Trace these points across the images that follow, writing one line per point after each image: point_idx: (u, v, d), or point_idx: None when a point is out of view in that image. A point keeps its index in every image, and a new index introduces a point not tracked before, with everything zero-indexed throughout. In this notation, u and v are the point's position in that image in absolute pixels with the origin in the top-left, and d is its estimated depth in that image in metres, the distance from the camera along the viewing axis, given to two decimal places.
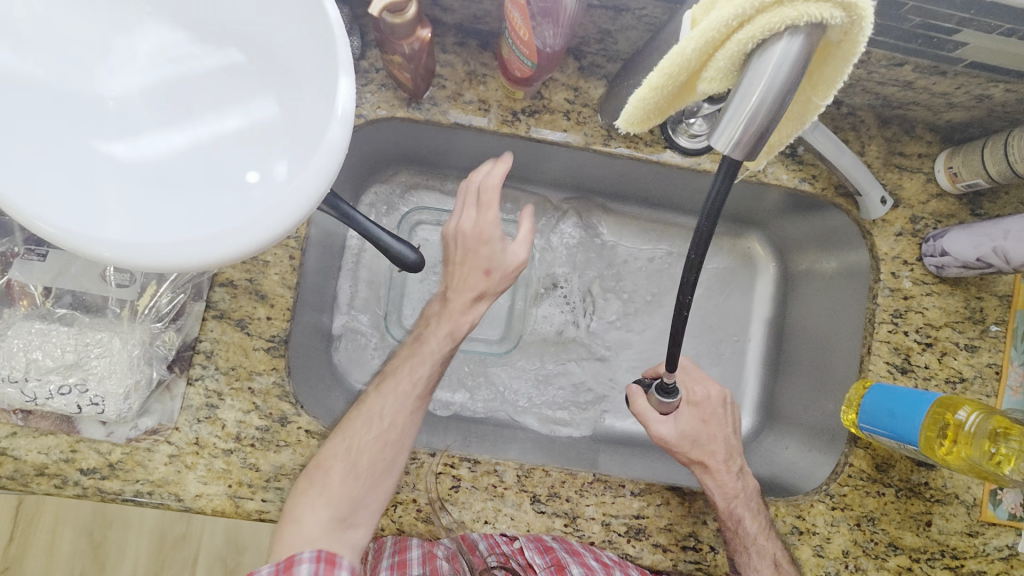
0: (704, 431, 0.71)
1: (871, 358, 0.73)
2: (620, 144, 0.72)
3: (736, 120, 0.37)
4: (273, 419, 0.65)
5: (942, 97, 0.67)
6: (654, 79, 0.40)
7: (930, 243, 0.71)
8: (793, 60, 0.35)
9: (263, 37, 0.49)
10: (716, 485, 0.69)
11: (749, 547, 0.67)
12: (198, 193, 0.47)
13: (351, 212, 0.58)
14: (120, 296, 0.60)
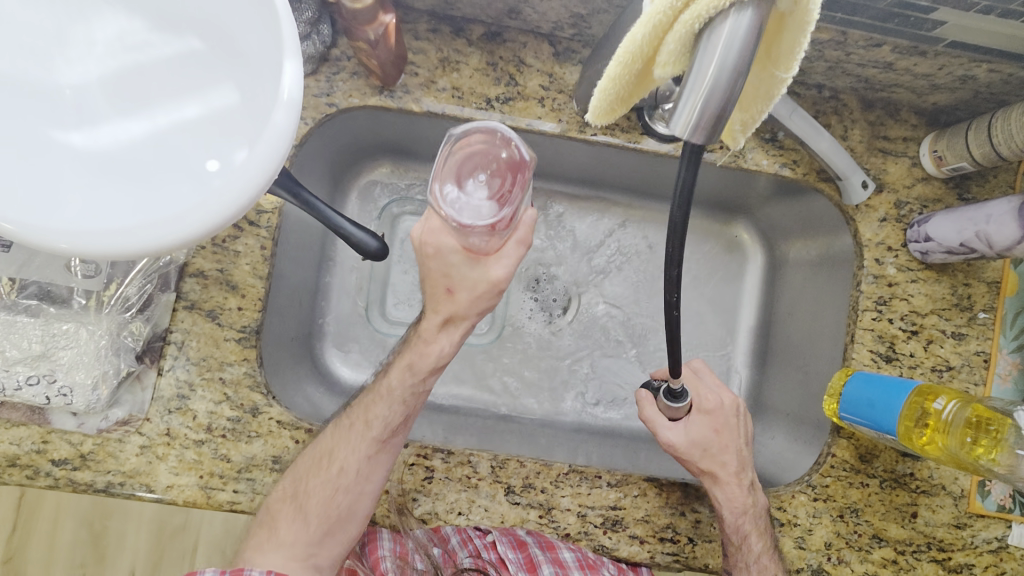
0: (716, 441, 0.68)
1: (854, 346, 0.72)
2: (596, 131, 0.70)
3: (695, 102, 0.35)
4: (245, 410, 0.65)
5: (925, 78, 0.65)
6: (609, 67, 0.40)
7: (915, 229, 0.69)
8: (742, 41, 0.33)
9: (222, 25, 0.51)
10: (726, 498, 0.66)
11: (750, 564, 0.65)
12: (153, 179, 0.48)
13: (311, 200, 0.57)
14: (86, 287, 0.59)
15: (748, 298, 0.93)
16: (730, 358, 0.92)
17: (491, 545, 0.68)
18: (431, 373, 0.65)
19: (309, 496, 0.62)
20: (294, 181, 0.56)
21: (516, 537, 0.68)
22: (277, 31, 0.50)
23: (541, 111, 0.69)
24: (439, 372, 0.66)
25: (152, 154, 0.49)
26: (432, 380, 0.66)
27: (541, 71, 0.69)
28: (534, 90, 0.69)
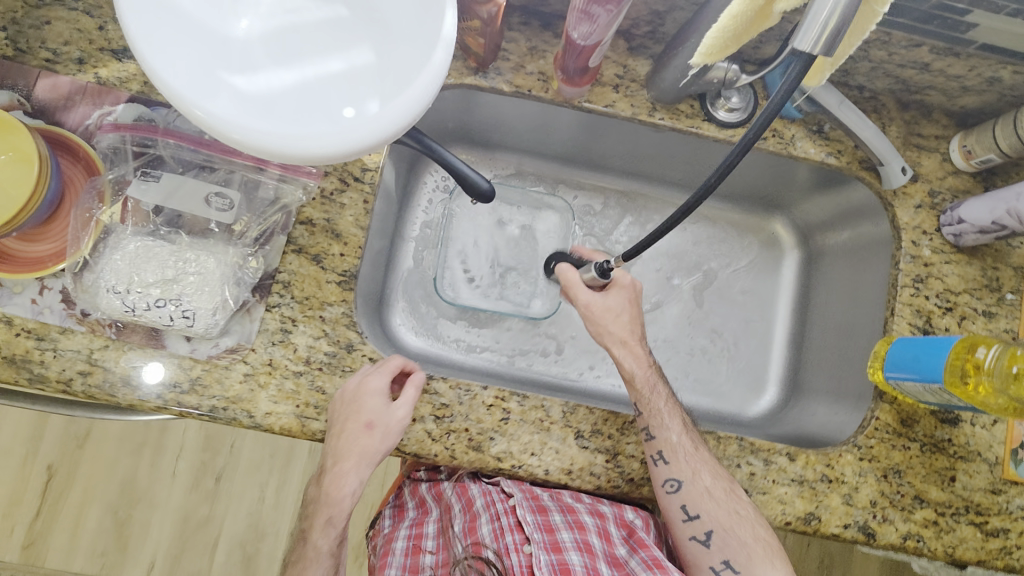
0: (628, 310, 0.80)
1: (894, 319, 0.78)
2: (662, 116, 0.78)
3: (816, 24, 0.43)
4: (341, 346, 0.71)
5: (956, 80, 0.75)
6: (735, 9, 0.49)
7: (948, 214, 0.77)
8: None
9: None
10: (627, 354, 0.78)
11: (659, 410, 0.74)
12: (311, 106, 0.57)
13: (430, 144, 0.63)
14: (220, 219, 0.69)
15: (784, 292, 1.01)
16: (770, 344, 0.99)
17: (514, 508, 0.77)
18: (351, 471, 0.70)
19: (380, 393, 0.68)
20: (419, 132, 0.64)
21: (537, 503, 0.77)
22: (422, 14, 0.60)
23: (615, 96, 0.78)
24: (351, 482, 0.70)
25: (311, 86, 0.58)
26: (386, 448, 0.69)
27: (616, 62, 0.78)
28: (610, 78, 0.78)
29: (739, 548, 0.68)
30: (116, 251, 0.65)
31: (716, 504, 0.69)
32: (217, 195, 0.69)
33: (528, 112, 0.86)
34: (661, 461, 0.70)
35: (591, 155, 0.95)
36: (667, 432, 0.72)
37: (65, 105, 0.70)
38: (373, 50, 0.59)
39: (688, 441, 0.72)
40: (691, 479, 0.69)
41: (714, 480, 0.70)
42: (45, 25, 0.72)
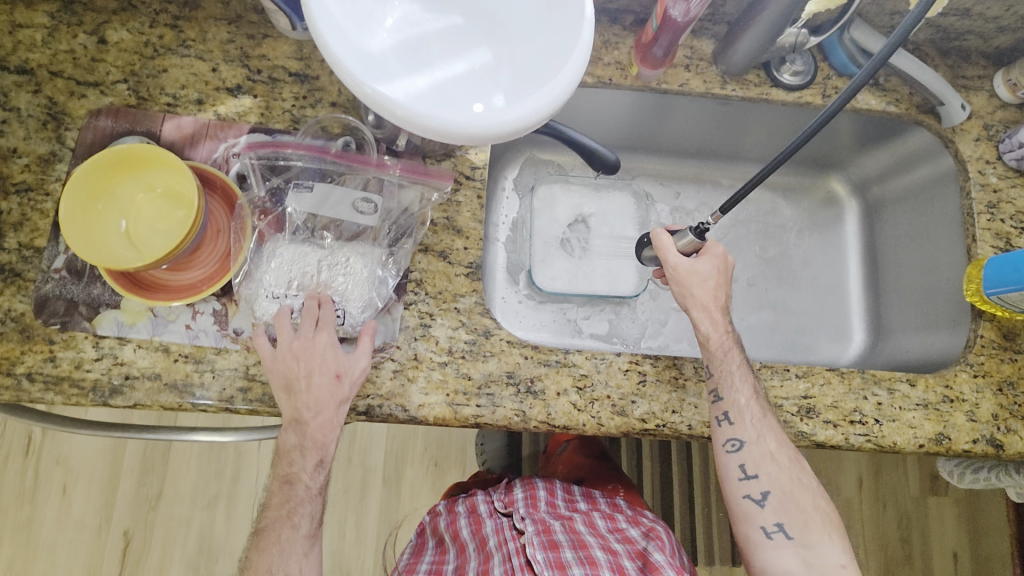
0: (715, 278, 0.77)
1: (977, 244, 0.83)
2: (734, 87, 0.84)
3: None
4: (479, 333, 0.74)
5: (994, 21, 0.82)
6: None
7: (1007, 141, 0.84)
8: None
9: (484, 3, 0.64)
10: (705, 318, 0.76)
11: (731, 372, 0.74)
12: (461, 91, 0.62)
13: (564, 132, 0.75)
14: (362, 221, 0.73)
15: (850, 246, 1.06)
16: (847, 294, 1.04)
17: (524, 548, 0.88)
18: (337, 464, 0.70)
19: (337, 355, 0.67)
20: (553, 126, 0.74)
21: (549, 540, 0.89)
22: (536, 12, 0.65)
23: (688, 75, 0.84)
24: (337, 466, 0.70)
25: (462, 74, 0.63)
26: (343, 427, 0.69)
27: (683, 45, 0.85)
28: (680, 60, 0.84)
29: (797, 512, 0.72)
30: (277, 251, 0.71)
31: (778, 467, 0.72)
32: (362, 199, 0.72)
33: (604, 109, 0.92)
34: (726, 421, 0.72)
35: (656, 138, 1.01)
36: (736, 393, 0.73)
37: (191, 142, 0.74)
38: (493, 49, 0.64)
39: (756, 405, 0.73)
40: (754, 443, 0.72)
41: (778, 446, 0.72)
42: (162, 73, 0.76)
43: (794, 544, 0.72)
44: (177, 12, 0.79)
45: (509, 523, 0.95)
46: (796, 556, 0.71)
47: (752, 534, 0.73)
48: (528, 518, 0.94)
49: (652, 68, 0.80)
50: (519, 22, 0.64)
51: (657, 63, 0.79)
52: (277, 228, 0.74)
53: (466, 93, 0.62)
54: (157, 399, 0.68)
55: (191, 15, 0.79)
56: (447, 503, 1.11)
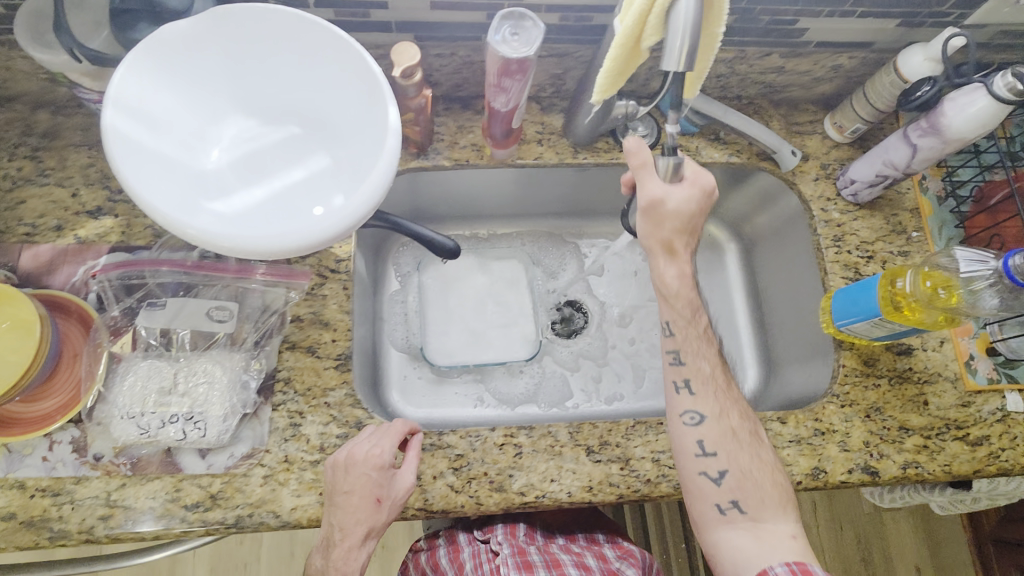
0: (687, 203, 0.74)
1: (828, 277, 0.88)
2: (585, 155, 0.89)
3: (675, 48, 0.60)
4: (351, 426, 0.74)
5: (809, 74, 0.89)
6: (613, 53, 0.65)
7: (842, 179, 0.89)
8: (690, 25, 0.58)
9: (321, 114, 0.67)
10: (673, 266, 0.77)
11: (694, 339, 0.78)
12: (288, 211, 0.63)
13: (398, 221, 0.74)
14: (220, 330, 0.73)
15: (734, 284, 1.11)
16: (736, 328, 1.08)
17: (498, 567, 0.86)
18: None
19: (378, 453, 0.69)
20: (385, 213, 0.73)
21: (524, 560, 0.87)
22: (364, 117, 0.65)
23: (541, 149, 0.89)
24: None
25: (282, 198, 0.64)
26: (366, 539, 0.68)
27: (534, 122, 0.90)
28: (533, 135, 0.89)
29: (753, 489, 0.72)
30: (128, 373, 0.70)
31: (736, 444, 0.73)
32: (215, 307, 0.73)
33: (474, 181, 0.98)
34: (687, 392, 0.76)
35: (531, 204, 1.06)
36: (699, 361, 0.77)
37: (48, 269, 0.75)
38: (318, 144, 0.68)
39: (721, 380, 0.77)
40: (715, 418, 0.74)
41: (739, 420, 0.75)
42: (19, 204, 0.78)
43: (747, 518, 0.71)
44: (36, 143, 0.81)
45: (486, 546, 0.91)
46: (746, 533, 0.70)
47: (702, 509, 0.72)
48: (506, 540, 0.91)
49: (502, 146, 0.84)
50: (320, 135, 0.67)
51: (504, 140, 0.83)
52: (133, 346, 0.72)
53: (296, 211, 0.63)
54: (13, 540, 0.66)
55: (49, 144, 0.81)
56: (427, 536, 1.02)
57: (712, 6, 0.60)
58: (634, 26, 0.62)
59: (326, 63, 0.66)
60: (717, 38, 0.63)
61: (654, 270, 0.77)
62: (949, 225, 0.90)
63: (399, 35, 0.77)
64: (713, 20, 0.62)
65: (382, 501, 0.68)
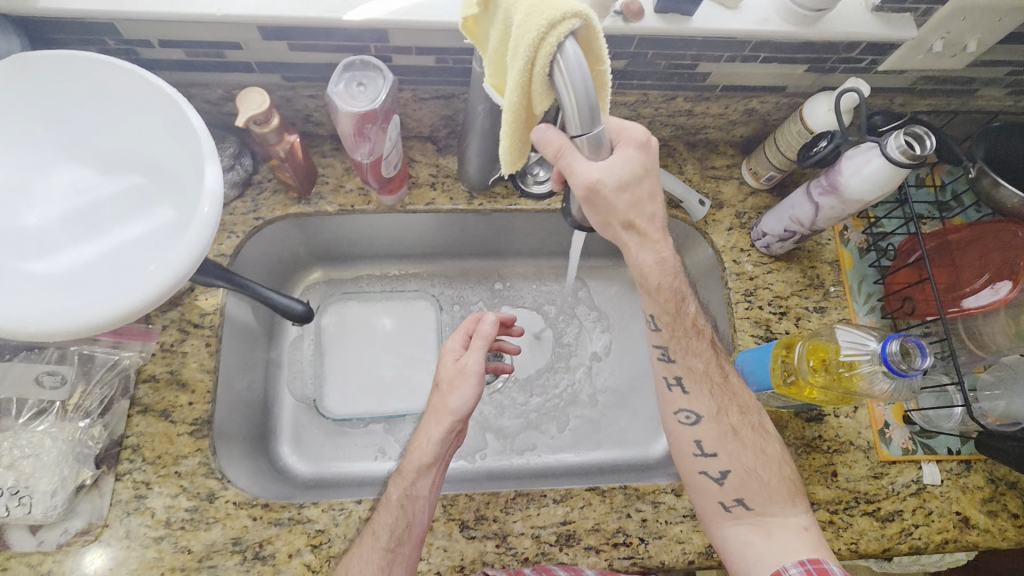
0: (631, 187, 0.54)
1: (738, 334, 0.82)
2: (481, 201, 0.84)
3: (575, 113, 0.42)
4: (202, 498, 0.69)
5: (721, 117, 0.84)
6: (506, 128, 0.48)
7: (755, 230, 0.84)
8: (580, 88, 0.40)
9: (145, 155, 0.63)
10: (642, 248, 0.60)
11: (687, 335, 0.67)
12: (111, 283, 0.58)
13: (245, 282, 0.67)
14: (52, 396, 0.67)
15: None
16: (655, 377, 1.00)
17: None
18: (429, 470, 0.68)
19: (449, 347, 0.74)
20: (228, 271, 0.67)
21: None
22: (179, 151, 0.61)
23: (434, 194, 0.84)
24: (425, 472, 0.68)
25: (109, 266, 0.60)
26: (456, 407, 0.68)
27: (429, 163, 0.85)
28: (426, 179, 0.84)
29: (759, 488, 0.66)
30: None
31: (739, 443, 0.67)
32: (48, 372, 0.67)
33: (369, 224, 0.92)
34: (679, 387, 0.68)
35: (442, 243, 1.00)
36: (693, 358, 0.68)
37: None
38: (158, 199, 0.63)
39: (715, 370, 0.69)
40: (712, 417, 0.67)
41: (740, 417, 0.68)
42: None
43: (753, 517, 0.65)
44: None
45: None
46: (752, 532, 0.65)
47: (707, 511, 0.67)
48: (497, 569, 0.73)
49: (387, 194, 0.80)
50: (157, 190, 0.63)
51: (384, 190, 0.79)
52: None
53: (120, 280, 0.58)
54: None
55: None
56: None
57: (590, 46, 0.43)
58: (520, 97, 0.44)
59: (129, 106, 0.61)
60: (608, 79, 0.46)
61: (627, 259, 0.61)
62: (869, 280, 0.84)
63: (263, 75, 0.73)
64: (596, 60, 0.44)
65: (461, 377, 0.70)
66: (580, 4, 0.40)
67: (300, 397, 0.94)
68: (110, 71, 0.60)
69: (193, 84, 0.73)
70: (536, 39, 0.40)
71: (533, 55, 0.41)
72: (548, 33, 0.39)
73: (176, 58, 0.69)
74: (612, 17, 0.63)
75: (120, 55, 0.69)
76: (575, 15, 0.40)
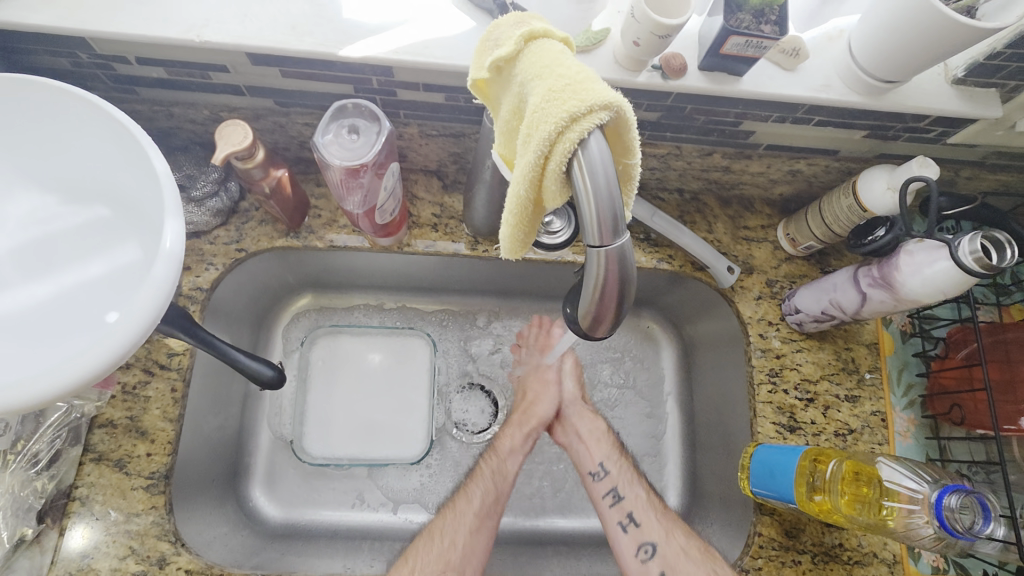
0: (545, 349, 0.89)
1: (757, 420, 0.73)
2: (487, 247, 0.77)
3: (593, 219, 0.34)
4: (151, 562, 0.63)
5: (761, 175, 0.75)
6: (510, 218, 0.39)
7: (787, 303, 0.75)
8: (604, 189, 0.33)
9: (110, 186, 0.55)
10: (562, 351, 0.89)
11: (623, 472, 0.79)
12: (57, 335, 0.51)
13: (211, 338, 0.61)
14: None
15: (668, 389, 0.93)
16: (662, 443, 0.91)
17: None
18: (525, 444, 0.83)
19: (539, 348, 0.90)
20: (196, 324, 0.60)
21: None
22: (143, 188, 0.52)
23: (436, 236, 0.76)
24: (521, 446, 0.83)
25: (60, 313, 0.53)
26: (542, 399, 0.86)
27: (433, 201, 0.77)
28: (428, 219, 0.77)
29: None
30: None
31: (693, 562, 0.69)
32: None
33: (366, 259, 0.85)
34: (632, 525, 0.73)
35: (442, 280, 0.92)
36: (634, 490, 0.77)
37: None
38: (122, 232, 0.55)
39: (653, 501, 0.76)
40: (665, 541, 0.72)
41: (686, 538, 0.71)
42: None
43: None
44: None
45: None
46: None
47: None
48: None
49: (385, 234, 0.72)
50: (119, 223, 0.55)
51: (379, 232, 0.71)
52: None
53: (68, 333, 0.51)
54: None
55: None
56: None
57: (619, 136, 0.36)
58: (529, 188, 0.36)
59: (93, 130, 0.53)
60: (635, 174, 0.38)
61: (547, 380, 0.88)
62: (912, 368, 0.76)
63: (253, 99, 0.65)
64: (623, 151, 0.37)
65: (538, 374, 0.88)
66: (612, 93, 0.33)
67: (274, 434, 0.88)
68: (67, 95, 0.52)
69: (175, 103, 0.67)
70: (554, 132, 0.33)
71: (549, 148, 0.34)
72: (568, 124, 0.33)
73: (155, 76, 0.62)
74: (648, 71, 0.55)
75: (93, 69, 0.62)
76: (605, 106, 0.33)
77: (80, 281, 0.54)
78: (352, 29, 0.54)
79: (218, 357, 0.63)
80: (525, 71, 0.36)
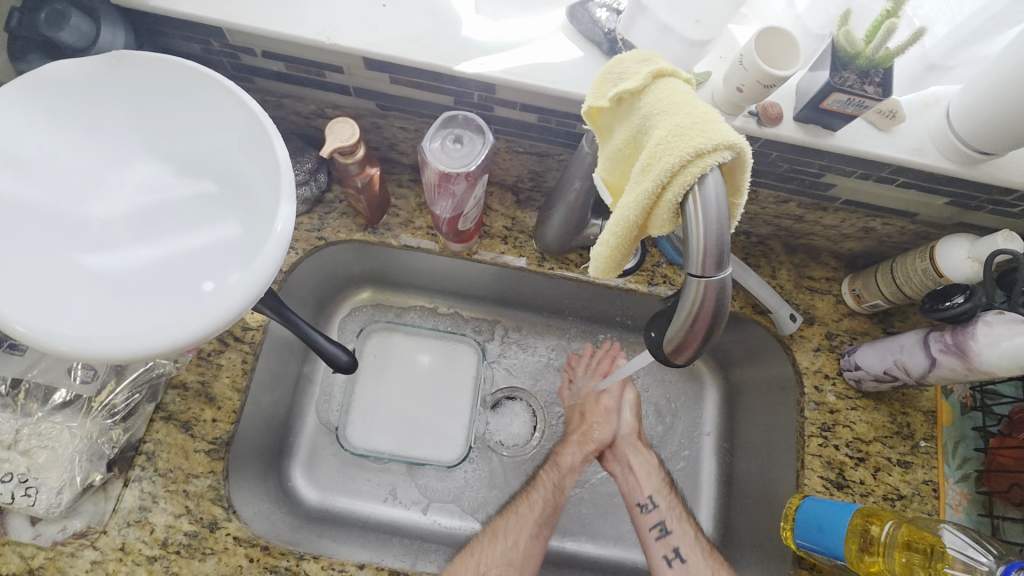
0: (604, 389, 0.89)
1: (804, 472, 0.73)
2: (553, 264, 0.79)
3: (700, 248, 0.35)
4: (203, 524, 0.65)
5: (833, 228, 0.76)
6: (609, 238, 0.41)
7: (846, 358, 0.75)
8: (714, 221, 0.35)
9: (225, 165, 0.58)
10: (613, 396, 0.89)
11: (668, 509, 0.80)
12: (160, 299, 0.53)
13: (293, 319, 0.64)
14: (81, 391, 0.63)
15: (708, 429, 0.93)
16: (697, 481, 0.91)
17: None
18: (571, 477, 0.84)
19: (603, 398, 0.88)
20: (282, 304, 0.63)
21: None
22: (260, 173, 0.55)
23: (505, 248, 0.79)
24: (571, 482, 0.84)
25: (161, 278, 0.55)
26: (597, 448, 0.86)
27: (506, 214, 0.81)
28: (499, 231, 0.80)
29: None
30: None
31: None
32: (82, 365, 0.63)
33: (432, 262, 0.88)
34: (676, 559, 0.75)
35: (500, 292, 0.95)
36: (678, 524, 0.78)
37: None
38: (227, 209, 0.58)
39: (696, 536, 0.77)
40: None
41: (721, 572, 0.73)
42: None
43: None
44: None
45: None
46: None
47: None
48: None
49: (459, 240, 0.75)
50: (227, 201, 0.58)
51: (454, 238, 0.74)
52: None
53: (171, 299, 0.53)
54: None
55: None
56: None
57: (731, 176, 0.37)
58: (638, 214, 0.38)
59: (221, 113, 0.57)
60: (737, 214, 0.40)
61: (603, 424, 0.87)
62: (968, 442, 0.74)
63: (357, 100, 0.69)
64: (732, 191, 0.39)
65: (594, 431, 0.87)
66: (735, 134, 0.35)
67: (321, 419, 0.91)
68: (207, 80, 0.56)
69: (286, 95, 0.71)
70: (676, 164, 0.35)
71: (669, 178, 0.35)
72: (692, 159, 0.34)
73: (274, 70, 0.67)
74: (745, 116, 0.57)
75: (220, 57, 0.67)
76: (729, 146, 0.35)
77: (184, 250, 0.56)
78: (466, 46, 0.58)
79: (298, 337, 0.67)
80: (651, 105, 0.38)
